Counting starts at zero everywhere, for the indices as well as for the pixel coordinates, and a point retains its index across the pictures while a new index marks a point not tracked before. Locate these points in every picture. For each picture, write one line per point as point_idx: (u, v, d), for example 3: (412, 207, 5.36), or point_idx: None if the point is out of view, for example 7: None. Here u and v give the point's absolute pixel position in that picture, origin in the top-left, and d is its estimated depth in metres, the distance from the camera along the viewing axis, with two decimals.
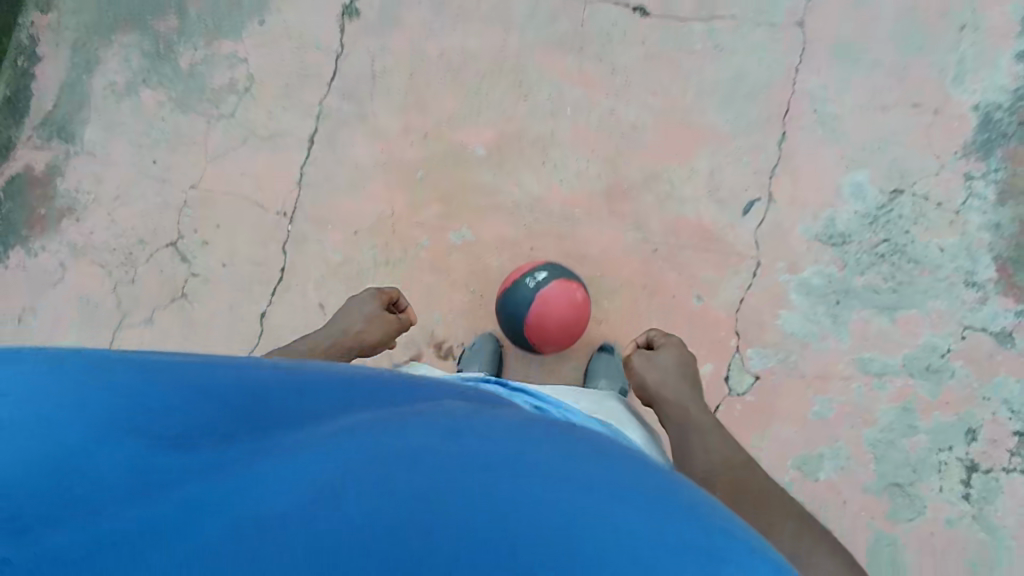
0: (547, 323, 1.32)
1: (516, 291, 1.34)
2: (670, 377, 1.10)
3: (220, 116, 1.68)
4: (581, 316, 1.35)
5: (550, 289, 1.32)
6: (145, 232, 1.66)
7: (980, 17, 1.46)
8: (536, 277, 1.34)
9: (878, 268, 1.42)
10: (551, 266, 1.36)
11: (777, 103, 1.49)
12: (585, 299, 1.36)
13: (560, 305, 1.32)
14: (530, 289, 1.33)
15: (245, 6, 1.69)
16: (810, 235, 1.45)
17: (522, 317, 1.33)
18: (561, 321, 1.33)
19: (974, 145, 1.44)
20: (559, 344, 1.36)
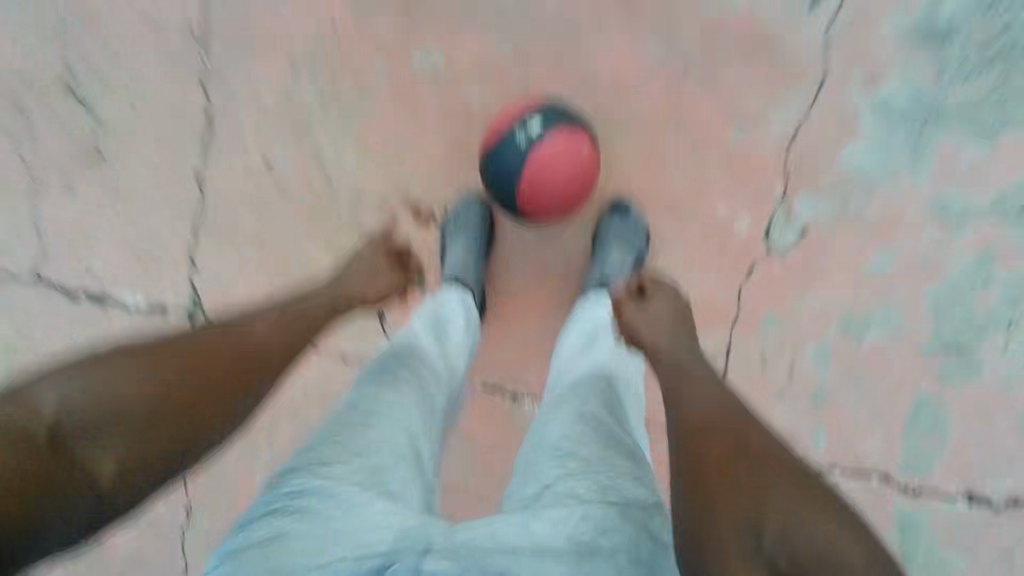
0: (543, 184, 1.04)
1: (502, 144, 1.05)
2: (660, 326, 0.92)
3: None
4: (587, 171, 1.07)
5: (547, 138, 1.04)
6: (21, 68, 1.28)
7: None
8: (529, 123, 1.04)
9: (986, 77, 1.07)
10: (547, 109, 1.06)
11: None
12: (591, 149, 1.08)
13: (560, 158, 1.04)
14: (521, 140, 1.04)
15: None
16: (896, 35, 1.09)
17: (512, 179, 1.05)
18: (562, 179, 1.05)
19: None
20: (558, 213, 1.08)
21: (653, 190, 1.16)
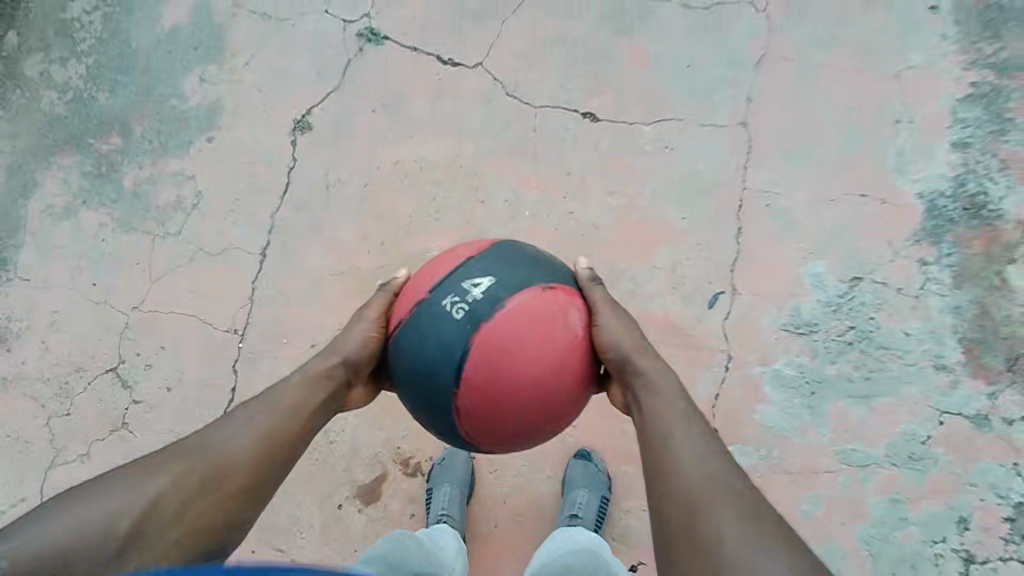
0: (482, 372, 0.88)
1: (426, 302, 0.94)
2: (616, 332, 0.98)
3: (166, 233, 1.66)
4: (550, 353, 0.90)
5: (492, 301, 0.90)
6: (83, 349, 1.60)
7: (913, 111, 1.51)
8: (472, 279, 0.93)
9: (847, 356, 1.39)
10: (480, 261, 0.95)
11: (731, 199, 1.49)
12: (563, 315, 0.93)
13: (513, 328, 0.89)
14: (453, 309, 0.91)
15: (194, 125, 1.73)
16: (778, 325, 1.42)
17: (447, 362, 0.89)
18: (514, 363, 0.88)
19: (925, 231, 1.45)
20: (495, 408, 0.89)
21: (612, 445, 1.39)
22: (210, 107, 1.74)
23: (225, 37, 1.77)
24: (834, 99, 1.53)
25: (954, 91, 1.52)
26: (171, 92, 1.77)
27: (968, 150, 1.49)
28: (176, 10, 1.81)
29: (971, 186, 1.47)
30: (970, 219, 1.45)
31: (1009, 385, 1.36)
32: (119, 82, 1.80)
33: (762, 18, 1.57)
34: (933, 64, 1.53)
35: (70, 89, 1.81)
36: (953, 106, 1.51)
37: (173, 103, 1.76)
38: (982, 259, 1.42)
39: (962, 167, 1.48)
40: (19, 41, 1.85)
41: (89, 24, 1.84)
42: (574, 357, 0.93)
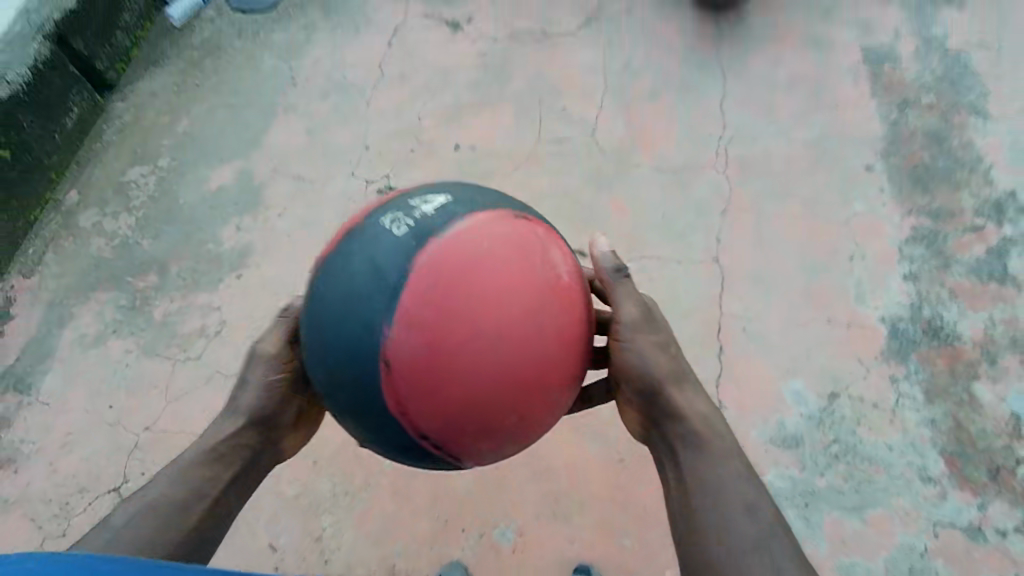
0: (424, 295, 0.86)
1: (374, 225, 0.94)
2: (656, 354, 1.10)
3: (186, 358, 1.82)
4: (505, 276, 0.88)
5: (445, 220, 0.91)
6: (93, 468, 1.72)
7: (862, 248, 1.72)
8: (424, 201, 0.95)
9: (835, 468, 1.46)
10: (438, 189, 0.98)
11: (709, 324, 1.64)
12: (527, 243, 0.92)
13: (466, 247, 0.88)
14: (397, 226, 0.92)
15: (225, 264, 1.94)
16: (765, 439, 1.50)
17: (387, 282, 0.88)
18: (463, 287, 0.86)
19: (890, 351, 1.58)
20: (428, 333, 0.85)
21: (610, 557, 1.40)
22: (242, 248, 1.96)
23: (261, 194, 2.04)
24: (794, 240, 1.74)
25: (898, 234, 1.73)
26: (208, 238, 1.99)
27: (918, 282, 1.67)
28: (222, 173, 2.10)
29: (926, 312, 1.63)
30: (929, 340, 1.59)
31: (995, 496, 1.42)
32: (163, 230, 2.03)
33: (723, 177, 1.84)
34: (876, 212, 1.77)
35: (117, 235, 2.05)
36: (899, 246, 1.72)
37: (209, 246, 1.98)
38: (947, 375, 1.55)
39: (915, 296, 1.65)
40: (79, 198, 2.14)
41: (144, 185, 2.13)
42: (536, 293, 0.89)
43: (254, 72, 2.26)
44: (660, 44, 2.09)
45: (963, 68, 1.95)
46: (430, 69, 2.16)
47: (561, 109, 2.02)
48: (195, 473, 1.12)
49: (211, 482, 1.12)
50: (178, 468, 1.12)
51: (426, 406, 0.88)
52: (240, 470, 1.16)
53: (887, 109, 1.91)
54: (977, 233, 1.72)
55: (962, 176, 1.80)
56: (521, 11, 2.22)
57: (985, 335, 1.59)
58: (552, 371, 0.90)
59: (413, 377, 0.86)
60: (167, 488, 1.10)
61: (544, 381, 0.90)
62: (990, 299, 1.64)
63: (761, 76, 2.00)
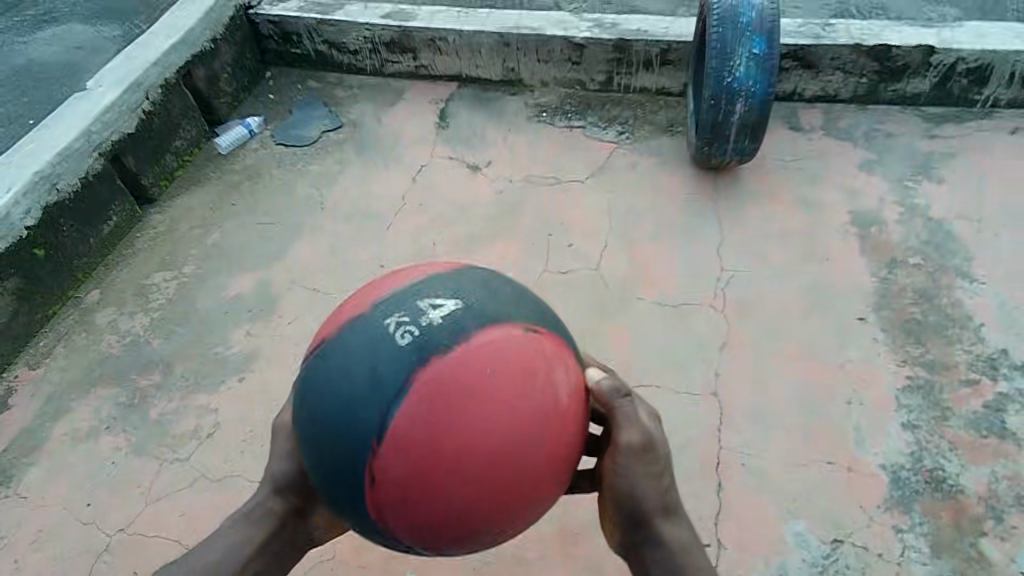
0: (418, 414, 0.86)
1: (380, 319, 0.94)
2: (649, 488, 1.07)
3: (175, 459, 1.79)
4: (502, 402, 0.87)
5: (450, 332, 0.90)
6: (57, 570, 1.63)
7: (860, 394, 1.73)
8: (433, 304, 0.93)
9: None
10: (451, 286, 0.96)
11: (708, 458, 1.62)
12: (532, 362, 0.91)
13: (468, 370, 0.88)
14: (401, 331, 0.91)
15: (230, 367, 1.97)
16: None
17: (382, 396, 0.88)
18: (459, 412, 0.86)
19: (894, 499, 1.55)
20: (418, 459, 0.86)
21: None
22: (249, 353, 2.00)
23: (276, 304, 2.12)
24: (792, 380, 1.76)
25: (894, 381, 1.76)
26: (217, 341, 2.04)
27: (917, 430, 1.67)
28: (241, 283, 2.20)
29: (927, 461, 1.61)
30: (932, 491, 1.56)
31: None
32: (176, 331, 2.09)
33: (722, 316, 1.91)
34: (871, 359, 1.81)
35: (130, 334, 2.10)
36: (896, 393, 1.74)
37: (217, 349, 2.02)
38: (953, 529, 1.50)
39: (915, 445, 1.64)
40: (100, 297, 2.22)
41: (165, 289, 2.21)
42: (533, 428, 0.89)
43: (286, 195, 2.45)
44: (662, 194, 2.27)
45: (945, 234, 2.09)
46: (450, 203, 2.33)
47: (568, 245, 2.14)
48: (225, 543, 1.13)
49: (236, 555, 1.12)
50: (215, 534, 1.15)
51: (408, 524, 0.90)
52: (265, 541, 1.14)
53: (876, 266, 2.02)
54: (972, 386, 1.75)
55: (953, 332, 1.86)
56: (537, 159, 2.43)
57: (989, 490, 1.56)
58: (534, 490, 0.91)
59: (394, 488, 0.88)
60: (201, 557, 1.13)
61: (525, 500, 0.91)
62: (991, 453, 1.62)
63: (756, 229, 2.14)
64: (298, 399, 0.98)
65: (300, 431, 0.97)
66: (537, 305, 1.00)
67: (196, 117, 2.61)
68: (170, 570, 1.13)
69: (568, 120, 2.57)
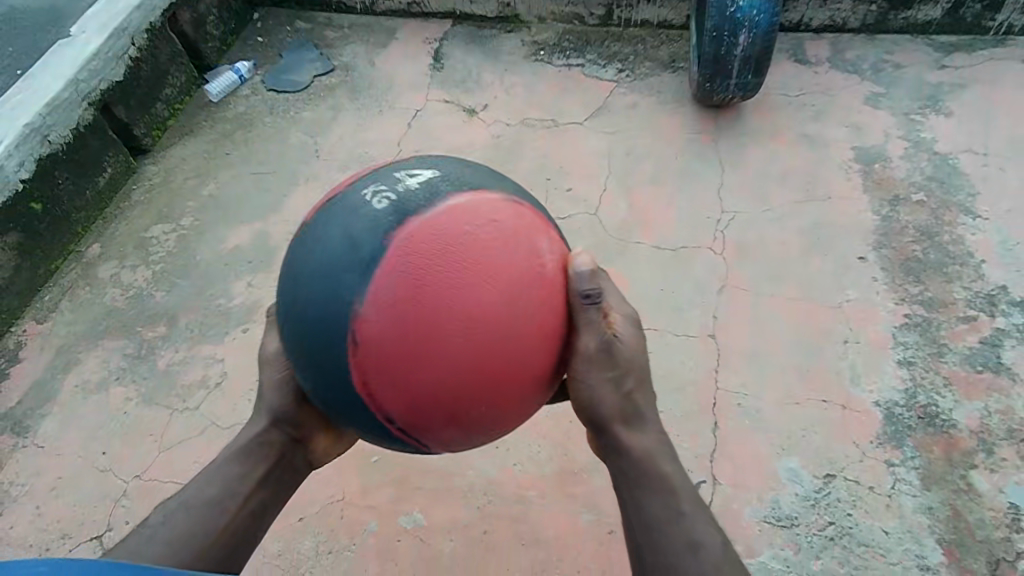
0: (398, 269, 0.89)
1: (357, 193, 0.97)
2: (606, 391, 1.08)
3: (184, 408, 1.84)
4: (482, 257, 0.90)
5: (426, 196, 0.94)
6: (77, 515, 1.70)
7: (857, 332, 1.75)
8: (408, 176, 0.97)
9: (831, 551, 1.44)
10: (426, 165, 1.01)
11: (705, 398, 1.65)
12: (513, 225, 0.94)
13: (445, 228, 0.91)
14: (378, 199, 0.95)
15: (233, 318, 2.00)
16: (759, 517, 1.49)
17: (360, 255, 0.91)
18: (437, 266, 0.89)
19: (886, 435, 1.58)
20: (399, 313, 0.88)
21: None
22: (251, 304, 2.02)
23: (276, 255, 2.12)
24: (790, 320, 1.77)
25: (892, 319, 1.77)
26: (219, 293, 2.06)
27: (912, 367, 1.68)
28: (239, 234, 2.19)
29: (921, 397, 1.64)
30: (924, 426, 1.59)
31: None
32: (177, 283, 2.10)
33: (721, 258, 1.91)
34: (869, 298, 1.81)
35: (132, 287, 2.11)
36: (893, 331, 1.75)
37: (220, 301, 2.04)
38: (944, 462, 1.54)
39: (910, 382, 1.66)
40: (100, 251, 2.22)
41: (164, 242, 2.21)
42: (517, 285, 0.91)
43: (280, 144, 2.41)
44: (662, 135, 2.22)
45: (951, 169, 2.06)
46: (446, 148, 2.30)
47: (567, 189, 2.12)
48: (229, 471, 1.15)
49: (244, 482, 1.15)
50: (214, 466, 1.17)
51: (394, 389, 0.91)
52: (269, 468, 1.18)
53: (878, 203, 2.00)
54: (970, 323, 1.75)
55: (953, 269, 1.85)
56: (534, 101, 2.38)
57: (981, 424, 1.59)
58: (521, 349, 0.92)
59: (377, 348, 0.89)
60: (201, 489, 1.13)
61: (512, 366, 0.92)
62: (985, 388, 1.65)
63: (757, 169, 2.11)
64: (280, 286, 1.00)
65: (283, 318, 0.98)
66: (514, 186, 1.04)
67: (183, 63, 2.55)
68: (171, 504, 1.11)
69: (566, 58, 2.49)
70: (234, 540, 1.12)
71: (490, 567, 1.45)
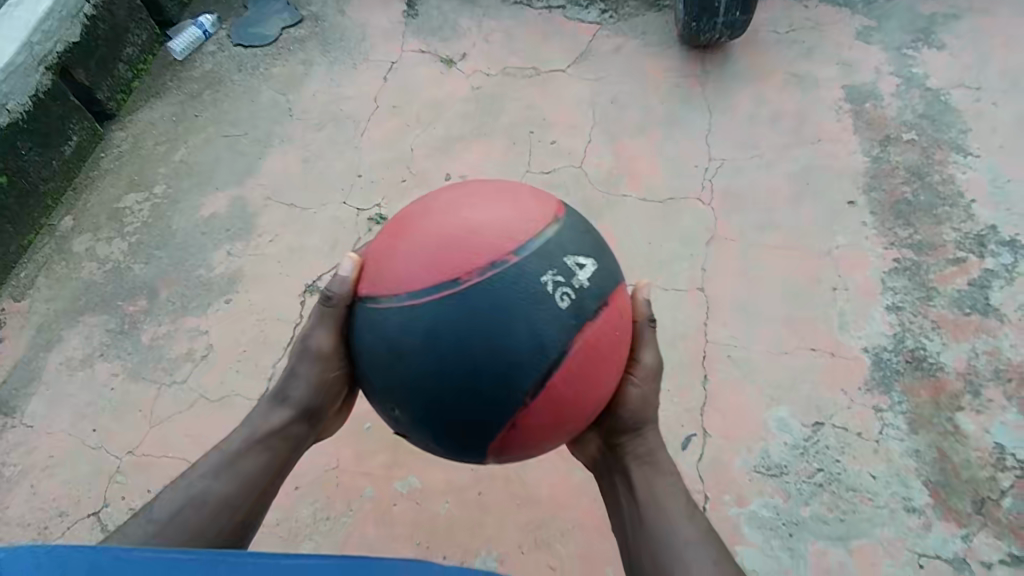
0: (575, 369, 0.96)
1: (528, 273, 0.95)
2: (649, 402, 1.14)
3: (173, 382, 1.82)
4: (623, 351, 1.02)
5: (597, 295, 0.99)
6: (73, 493, 1.70)
7: (846, 280, 1.74)
8: (577, 265, 0.99)
9: (820, 497, 1.47)
10: (578, 242, 1.02)
11: (694, 352, 1.65)
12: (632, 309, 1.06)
13: (609, 329, 0.99)
14: (558, 293, 0.96)
15: (215, 289, 1.96)
16: (749, 468, 1.51)
17: (543, 354, 0.94)
18: (604, 368, 0.99)
19: (874, 381, 1.59)
20: (569, 406, 0.97)
21: None
22: (233, 274, 1.98)
23: (254, 222, 2.07)
24: (779, 269, 1.76)
25: (880, 265, 1.75)
26: (199, 263, 2.01)
27: (901, 313, 1.68)
28: (215, 201, 2.13)
29: (909, 342, 1.64)
30: (912, 371, 1.60)
31: (980, 527, 1.43)
32: (155, 255, 2.05)
33: (709, 209, 1.87)
34: (859, 244, 1.79)
35: (110, 260, 2.06)
36: (881, 277, 1.74)
37: (200, 272, 2.00)
38: (931, 405, 1.56)
39: (899, 327, 1.66)
40: (74, 224, 2.15)
41: (139, 212, 2.15)
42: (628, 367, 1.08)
43: (251, 103, 2.31)
44: (647, 80, 2.15)
45: (942, 105, 2.01)
46: (424, 101, 2.22)
47: (551, 141, 2.06)
48: (246, 467, 1.14)
49: (262, 478, 1.15)
50: (227, 457, 1.14)
51: (529, 450, 1.01)
52: (285, 460, 1.20)
53: (869, 144, 1.96)
54: (959, 265, 1.74)
55: (944, 210, 1.83)
56: (513, 48, 2.28)
57: (968, 366, 1.60)
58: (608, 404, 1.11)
59: (535, 428, 0.97)
60: (212, 483, 1.11)
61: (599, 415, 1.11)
62: (973, 330, 1.65)
63: (746, 113, 2.05)
64: (422, 344, 0.94)
65: (422, 378, 0.95)
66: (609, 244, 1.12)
67: (144, 20, 2.41)
68: (179, 496, 1.08)
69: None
70: (239, 534, 1.12)
71: (486, 528, 1.47)
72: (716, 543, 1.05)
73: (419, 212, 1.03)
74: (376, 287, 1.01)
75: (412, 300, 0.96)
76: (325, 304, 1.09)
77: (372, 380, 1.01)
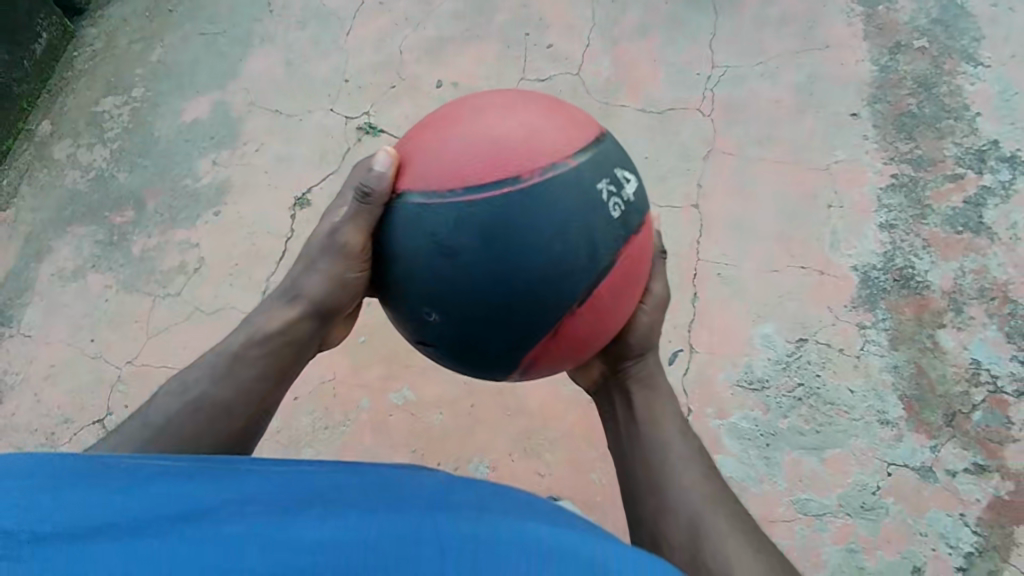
0: (618, 278, 0.99)
1: (585, 181, 0.97)
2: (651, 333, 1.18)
3: (166, 294, 1.83)
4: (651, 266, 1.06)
5: (640, 208, 1.02)
6: (77, 400, 1.75)
7: (842, 197, 1.72)
8: (625, 178, 1.01)
9: (798, 410, 1.53)
10: (624, 157, 1.04)
11: (686, 270, 1.66)
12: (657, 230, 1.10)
13: (646, 242, 1.03)
14: (611, 202, 0.98)
15: (203, 200, 1.93)
16: (732, 382, 1.56)
17: (593, 262, 0.96)
18: (641, 278, 1.02)
19: (861, 299, 1.62)
20: (608, 314, 1.00)
21: (578, 492, 1.49)
22: (220, 184, 1.94)
23: (239, 130, 2.00)
24: (775, 185, 1.73)
25: (877, 181, 1.73)
26: (186, 173, 1.96)
27: (894, 231, 1.68)
28: (197, 106, 2.05)
29: (898, 261, 1.65)
30: (899, 289, 1.62)
31: (948, 439, 1.50)
32: (140, 163, 1.99)
33: (708, 120, 1.82)
34: (858, 159, 1.76)
35: (93, 168, 2.01)
36: (877, 194, 1.72)
37: (187, 182, 1.95)
38: (913, 323, 1.59)
39: (890, 245, 1.66)
40: (53, 128, 2.08)
41: (118, 116, 2.07)
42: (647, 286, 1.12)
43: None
44: None
45: (958, 10, 1.90)
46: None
47: (547, 46, 1.96)
48: (245, 374, 1.14)
49: (260, 384, 1.15)
50: (227, 362, 1.14)
51: (564, 359, 1.03)
52: (287, 369, 1.18)
53: (878, 52, 1.87)
54: (957, 181, 1.72)
55: (947, 124, 1.78)
56: None
57: (954, 285, 1.62)
58: None
59: (576, 336, 1.00)
60: (212, 388, 1.12)
61: None
62: (962, 249, 1.66)
63: (752, 16, 1.94)
64: (477, 246, 0.94)
65: (471, 281, 0.94)
66: None
67: None
68: (175, 399, 1.10)
69: None
70: (241, 438, 1.14)
71: (477, 437, 1.54)
72: (696, 456, 1.11)
73: (469, 110, 1.01)
74: (424, 185, 0.98)
75: (467, 199, 0.95)
76: (361, 201, 1.03)
77: (410, 284, 0.99)
